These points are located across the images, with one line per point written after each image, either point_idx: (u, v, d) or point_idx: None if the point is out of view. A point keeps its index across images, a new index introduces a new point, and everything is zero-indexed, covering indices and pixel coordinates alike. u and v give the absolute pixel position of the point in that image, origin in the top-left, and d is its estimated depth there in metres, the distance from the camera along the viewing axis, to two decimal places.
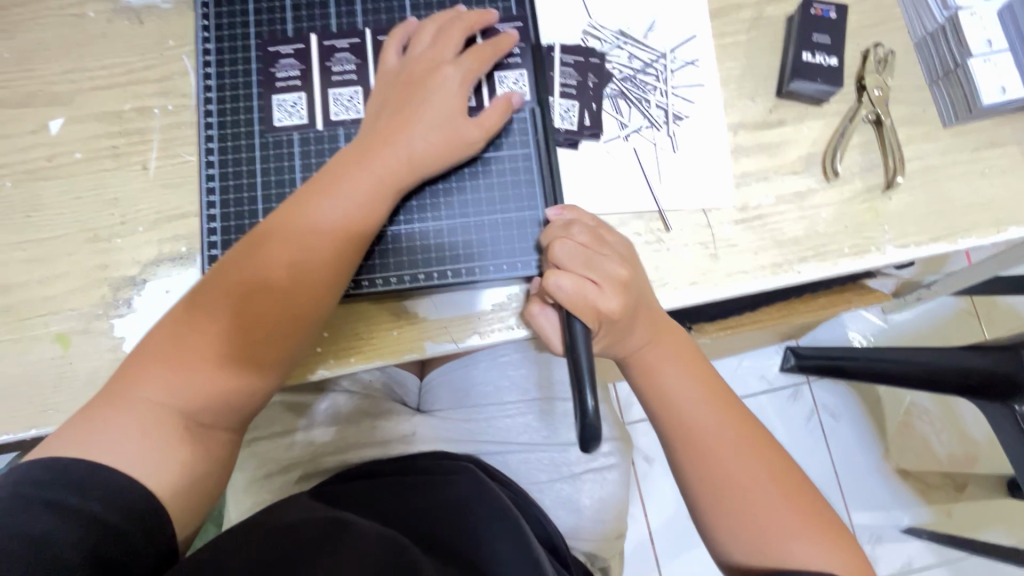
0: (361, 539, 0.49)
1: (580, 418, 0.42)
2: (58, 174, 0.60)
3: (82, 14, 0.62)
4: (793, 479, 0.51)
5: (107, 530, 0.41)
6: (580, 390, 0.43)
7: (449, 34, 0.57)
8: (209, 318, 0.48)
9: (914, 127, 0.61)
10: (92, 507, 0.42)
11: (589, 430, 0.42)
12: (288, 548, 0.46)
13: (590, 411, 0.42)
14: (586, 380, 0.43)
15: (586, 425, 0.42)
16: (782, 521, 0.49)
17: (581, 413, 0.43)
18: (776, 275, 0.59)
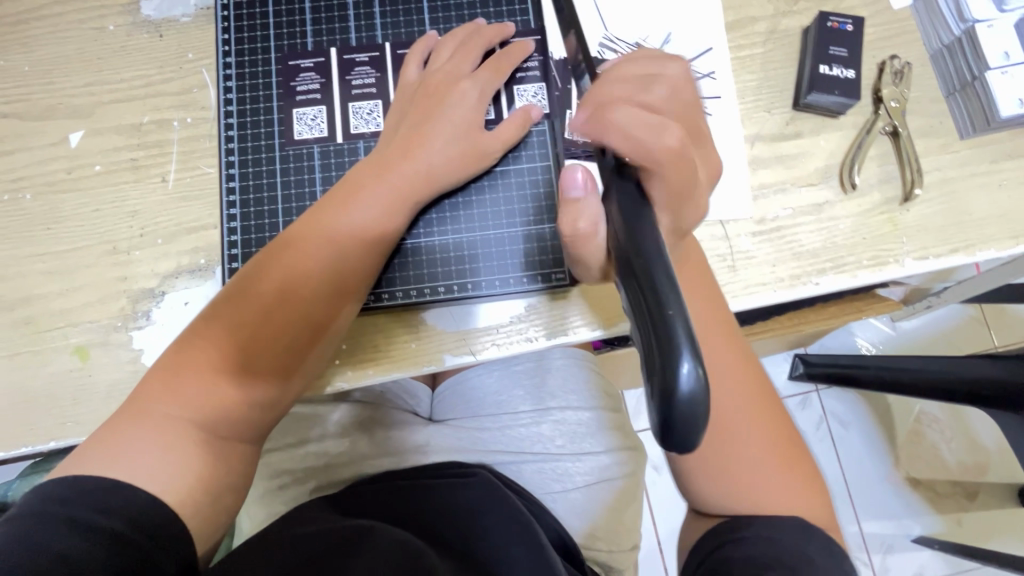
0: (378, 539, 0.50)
1: (668, 398, 0.23)
2: (77, 187, 0.60)
3: (102, 28, 0.63)
4: (767, 419, 0.50)
5: (131, 549, 0.41)
6: (666, 352, 0.24)
7: (467, 49, 0.57)
8: (227, 332, 0.48)
9: (931, 139, 0.61)
10: (114, 525, 0.41)
11: (682, 415, 0.23)
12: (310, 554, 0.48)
13: (687, 387, 0.23)
14: (679, 332, 0.24)
15: (678, 411, 0.23)
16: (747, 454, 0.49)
17: (668, 391, 0.23)
18: (795, 287, 0.59)
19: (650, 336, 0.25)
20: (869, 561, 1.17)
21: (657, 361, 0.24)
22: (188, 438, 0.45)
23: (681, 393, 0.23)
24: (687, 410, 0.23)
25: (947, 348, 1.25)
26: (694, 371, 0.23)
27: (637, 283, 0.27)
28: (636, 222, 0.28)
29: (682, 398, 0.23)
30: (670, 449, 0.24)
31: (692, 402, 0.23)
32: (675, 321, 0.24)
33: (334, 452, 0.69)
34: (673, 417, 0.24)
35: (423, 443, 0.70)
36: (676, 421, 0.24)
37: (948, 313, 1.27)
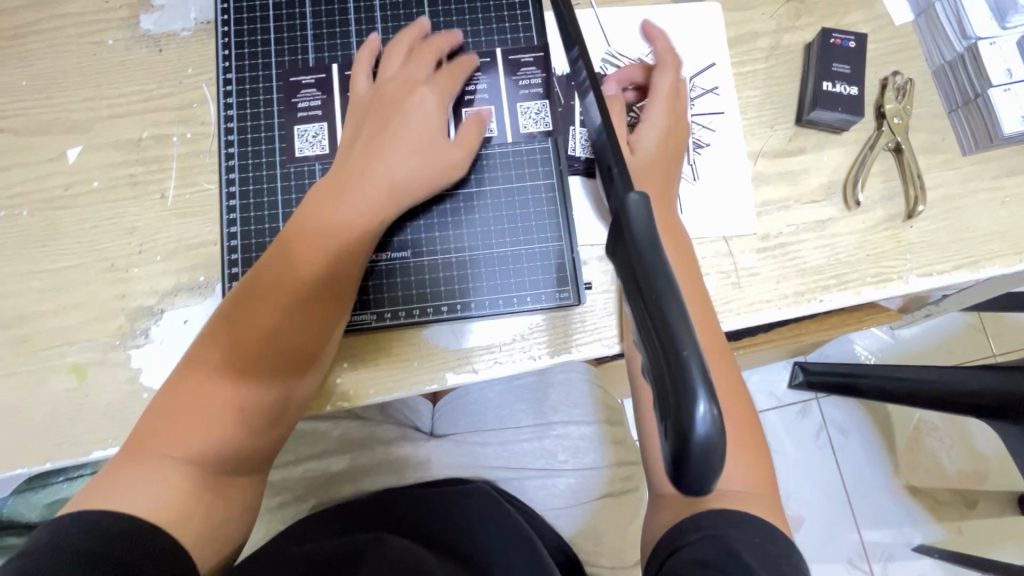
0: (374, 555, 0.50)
1: (684, 443, 0.23)
2: (75, 203, 0.59)
3: (100, 42, 0.62)
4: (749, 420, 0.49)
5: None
6: (680, 395, 0.24)
7: (418, 57, 0.56)
8: (212, 364, 0.47)
9: (934, 155, 0.61)
10: (123, 555, 0.38)
11: (698, 459, 0.23)
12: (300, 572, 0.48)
13: (702, 431, 0.23)
14: (693, 374, 0.24)
15: (694, 455, 0.23)
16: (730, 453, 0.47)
17: (684, 435, 0.23)
18: (799, 304, 0.58)
19: (665, 378, 0.25)
20: (870, 569, 1.16)
21: (672, 404, 0.24)
22: (193, 463, 0.45)
23: (697, 436, 0.23)
24: (703, 453, 0.23)
25: (947, 357, 1.25)
26: (707, 415, 0.23)
27: (648, 320, 0.26)
28: (648, 251, 0.28)
29: (698, 440, 0.23)
30: (685, 490, 0.25)
31: (708, 445, 0.23)
32: (688, 363, 0.24)
33: (334, 469, 0.68)
34: (689, 460, 0.24)
35: (424, 460, 0.69)
36: (692, 464, 0.24)
37: (948, 321, 1.27)
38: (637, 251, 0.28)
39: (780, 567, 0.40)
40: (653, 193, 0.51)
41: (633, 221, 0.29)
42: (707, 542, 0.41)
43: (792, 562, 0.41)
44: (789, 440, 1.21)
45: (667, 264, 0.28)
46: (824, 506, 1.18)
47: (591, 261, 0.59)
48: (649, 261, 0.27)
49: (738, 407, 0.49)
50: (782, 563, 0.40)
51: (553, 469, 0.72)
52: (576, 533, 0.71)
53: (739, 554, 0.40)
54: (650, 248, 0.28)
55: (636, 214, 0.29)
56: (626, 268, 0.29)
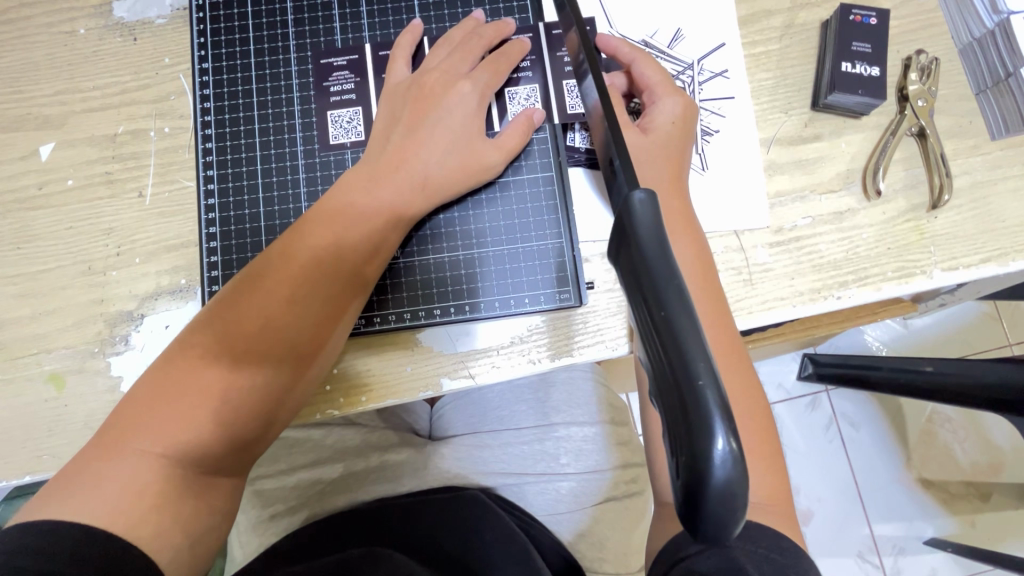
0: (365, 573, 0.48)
1: (700, 486, 0.20)
2: (49, 203, 0.56)
3: (72, 31, 0.59)
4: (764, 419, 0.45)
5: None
6: (696, 431, 0.21)
7: (467, 46, 0.53)
8: (207, 360, 0.44)
9: (960, 140, 0.57)
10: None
11: (715, 505, 0.20)
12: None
13: (722, 473, 0.20)
14: (711, 407, 0.21)
15: (710, 500, 0.21)
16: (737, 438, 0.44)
17: (700, 478, 0.20)
18: (815, 301, 0.55)
19: (676, 408, 0.21)
20: (881, 564, 1.13)
21: (686, 441, 0.21)
22: (164, 478, 0.41)
23: (715, 479, 0.20)
24: (720, 497, 0.20)
25: (963, 347, 1.21)
26: (727, 457, 0.20)
27: (658, 338, 0.23)
28: (658, 257, 0.24)
29: (717, 483, 0.20)
30: (697, 536, 0.22)
31: (728, 489, 0.20)
32: (704, 393, 0.21)
33: (330, 478, 0.66)
34: (705, 505, 0.21)
35: (422, 465, 0.67)
36: (707, 510, 0.21)
37: (963, 311, 1.23)
38: (642, 259, 0.25)
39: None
40: (666, 178, 0.48)
41: (637, 223, 0.25)
42: (713, 553, 0.38)
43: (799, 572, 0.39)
44: (799, 434, 1.18)
45: (679, 274, 0.24)
46: (834, 501, 1.15)
47: (593, 258, 0.56)
48: (656, 271, 0.24)
49: (753, 409, 0.45)
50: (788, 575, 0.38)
51: (555, 473, 0.69)
52: (577, 538, 0.67)
53: (744, 567, 0.37)
54: (659, 255, 0.25)
55: (641, 216, 0.25)
56: (629, 275, 0.25)
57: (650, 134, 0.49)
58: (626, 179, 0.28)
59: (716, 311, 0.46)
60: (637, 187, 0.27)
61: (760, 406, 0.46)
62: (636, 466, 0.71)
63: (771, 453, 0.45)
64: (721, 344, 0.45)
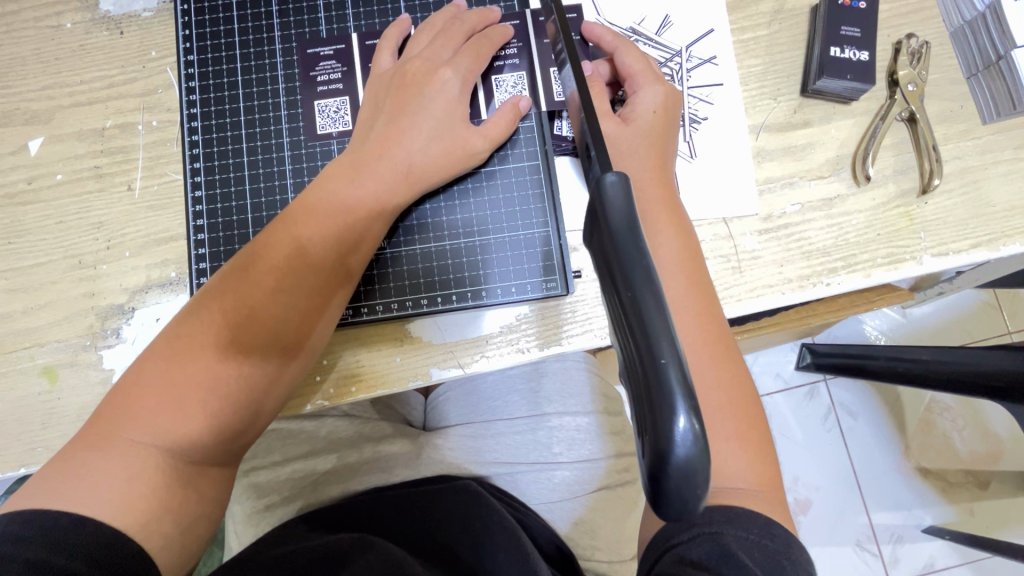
0: (362, 558, 0.48)
1: (662, 464, 0.21)
2: (39, 198, 0.56)
3: (59, 26, 0.59)
4: (752, 405, 0.45)
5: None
6: (658, 409, 0.21)
7: (450, 33, 0.53)
8: (194, 349, 0.44)
9: (950, 125, 0.57)
10: (76, 567, 0.37)
11: (677, 483, 0.21)
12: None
13: (684, 450, 0.21)
14: (673, 385, 0.21)
15: (672, 477, 0.21)
16: (724, 425, 0.44)
17: (663, 454, 0.21)
18: (804, 288, 0.55)
19: (641, 388, 0.22)
20: (879, 552, 1.14)
21: (650, 420, 0.22)
22: (154, 468, 0.42)
23: (677, 456, 0.21)
24: (683, 472, 0.21)
25: (961, 336, 1.21)
26: (688, 434, 0.21)
27: (625, 319, 0.23)
28: (627, 240, 0.24)
29: (678, 460, 0.21)
30: (661, 512, 0.23)
31: (689, 466, 0.21)
32: (666, 372, 0.21)
33: (323, 469, 0.67)
34: (668, 482, 0.22)
35: (415, 456, 0.67)
36: (670, 486, 0.22)
37: (961, 299, 1.22)
38: (611, 240, 0.25)
39: (779, 566, 0.38)
40: (648, 165, 0.48)
41: (609, 205, 0.25)
42: (703, 541, 0.39)
43: (792, 560, 0.39)
44: (795, 423, 1.18)
45: (648, 256, 0.24)
46: (832, 490, 1.15)
47: (581, 247, 0.56)
48: (625, 253, 0.24)
49: (739, 394, 0.45)
50: (781, 562, 0.39)
51: (549, 462, 0.69)
52: (571, 527, 0.68)
53: (736, 554, 0.38)
54: (629, 238, 0.25)
55: (612, 198, 0.25)
56: (600, 257, 0.26)
57: (631, 124, 0.49)
58: (599, 161, 0.28)
59: (701, 297, 0.46)
60: (609, 170, 0.27)
61: (746, 393, 0.46)
62: (629, 456, 0.71)
63: (761, 440, 0.45)
64: (708, 329, 0.45)
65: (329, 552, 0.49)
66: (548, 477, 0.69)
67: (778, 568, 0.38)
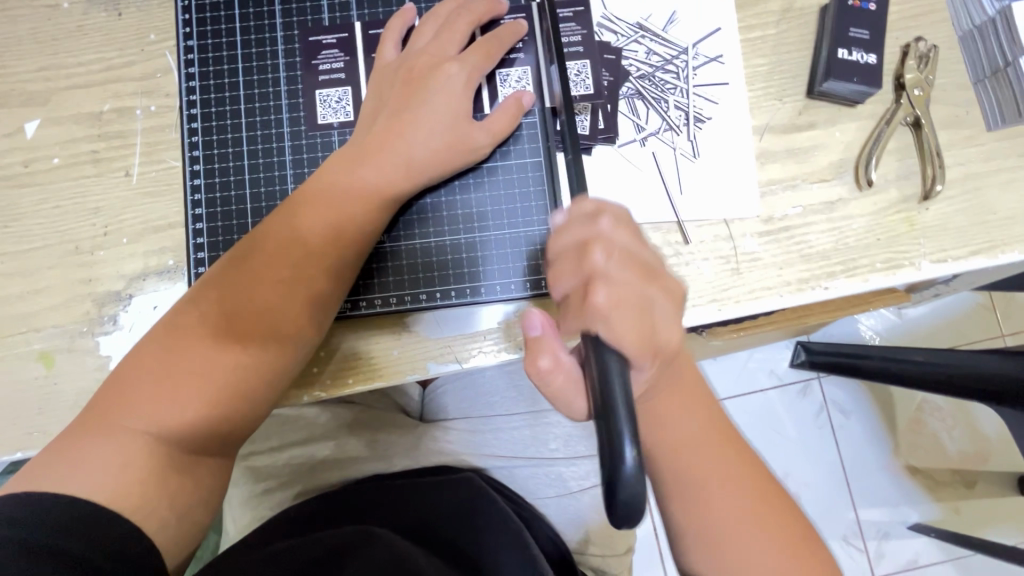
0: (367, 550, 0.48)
1: (614, 480, 0.32)
2: (35, 181, 0.56)
3: (55, 5, 0.57)
4: (760, 478, 0.47)
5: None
6: (614, 444, 0.32)
7: (455, 26, 0.52)
8: (191, 342, 0.44)
9: (955, 131, 0.57)
10: (74, 548, 0.38)
11: (627, 492, 0.32)
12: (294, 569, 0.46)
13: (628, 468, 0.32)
14: (623, 428, 0.32)
15: (622, 486, 0.32)
16: (739, 514, 0.45)
17: (615, 469, 0.32)
18: (801, 291, 0.55)
19: (604, 428, 0.33)
20: (865, 547, 1.16)
21: (608, 442, 0.33)
22: (150, 456, 0.42)
23: (624, 476, 0.32)
24: (629, 489, 0.32)
25: (955, 338, 1.22)
26: (632, 461, 0.31)
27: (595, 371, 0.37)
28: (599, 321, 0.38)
29: (624, 474, 0.32)
30: (616, 514, 0.32)
31: (630, 484, 0.32)
32: (619, 418, 0.33)
33: (319, 457, 0.67)
34: (619, 494, 0.32)
35: (412, 446, 0.68)
36: (619, 496, 0.32)
37: (957, 301, 1.23)
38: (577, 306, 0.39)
39: None
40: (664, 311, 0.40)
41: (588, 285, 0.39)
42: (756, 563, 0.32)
43: None
44: (788, 419, 1.19)
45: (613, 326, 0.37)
46: (821, 487, 1.17)
47: None
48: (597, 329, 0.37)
49: (747, 474, 0.46)
50: None
51: (544, 457, 0.70)
52: (563, 520, 0.69)
53: None
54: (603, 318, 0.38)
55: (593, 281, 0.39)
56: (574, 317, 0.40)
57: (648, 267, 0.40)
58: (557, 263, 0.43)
59: (690, 401, 0.46)
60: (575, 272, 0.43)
61: (753, 473, 0.47)
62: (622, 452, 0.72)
63: (778, 512, 0.46)
64: (701, 428, 0.46)
65: (334, 542, 0.50)
66: (544, 473, 0.70)
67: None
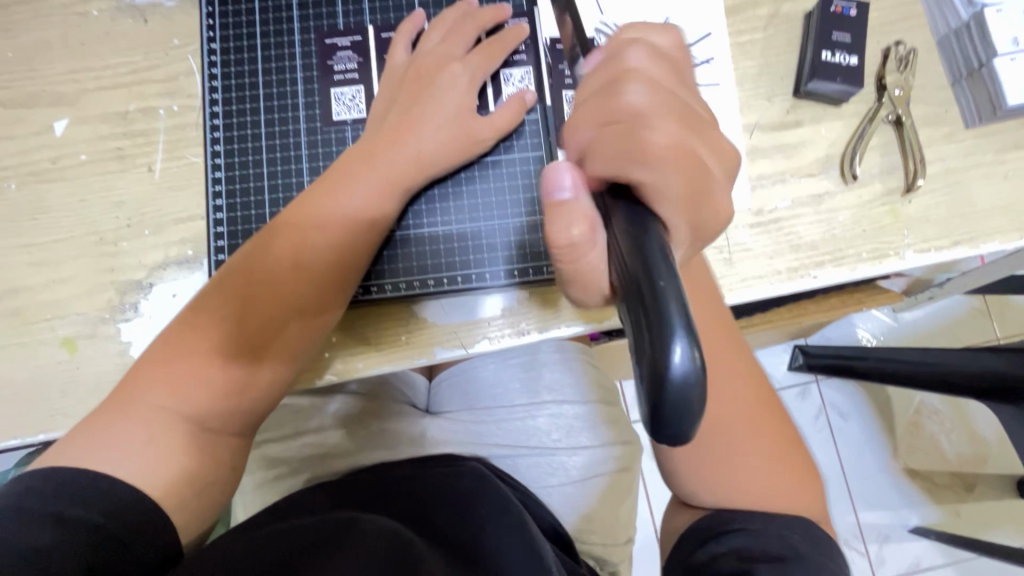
0: (364, 538, 0.46)
1: (656, 382, 0.20)
2: (62, 176, 0.59)
3: (85, 12, 0.61)
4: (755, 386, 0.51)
5: (106, 539, 0.39)
6: (656, 336, 0.21)
7: (463, 29, 0.56)
8: (212, 320, 0.47)
9: (935, 128, 0.60)
10: (89, 517, 0.40)
11: (670, 397, 0.20)
12: (287, 553, 0.44)
13: (680, 369, 0.20)
14: (671, 313, 0.21)
15: (670, 398, 0.21)
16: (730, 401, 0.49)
17: (658, 374, 0.21)
18: (792, 280, 0.57)
19: (637, 317, 0.22)
20: (865, 551, 1.16)
21: (645, 341, 0.21)
22: (174, 432, 0.44)
23: (670, 376, 0.20)
24: (677, 397, 0.20)
25: (950, 340, 1.24)
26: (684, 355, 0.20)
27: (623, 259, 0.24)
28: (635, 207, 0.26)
29: (674, 380, 0.20)
30: (659, 440, 0.22)
31: (683, 390, 0.20)
32: (664, 298, 0.21)
33: (330, 444, 0.69)
34: (659, 402, 0.21)
35: (417, 437, 0.69)
36: (660, 402, 0.21)
37: (952, 305, 1.25)
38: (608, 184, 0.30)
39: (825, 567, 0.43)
40: (699, 189, 0.32)
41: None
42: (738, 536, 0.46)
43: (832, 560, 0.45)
44: (786, 419, 1.21)
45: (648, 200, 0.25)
46: (820, 487, 1.18)
47: None
48: None
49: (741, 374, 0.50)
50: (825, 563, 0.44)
51: (547, 447, 0.72)
52: (566, 510, 0.70)
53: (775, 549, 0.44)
54: None
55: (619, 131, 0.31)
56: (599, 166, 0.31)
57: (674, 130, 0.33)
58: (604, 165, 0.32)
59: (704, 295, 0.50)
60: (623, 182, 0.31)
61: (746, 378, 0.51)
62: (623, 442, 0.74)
63: (764, 415, 0.50)
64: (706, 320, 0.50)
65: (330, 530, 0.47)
66: (547, 462, 0.71)
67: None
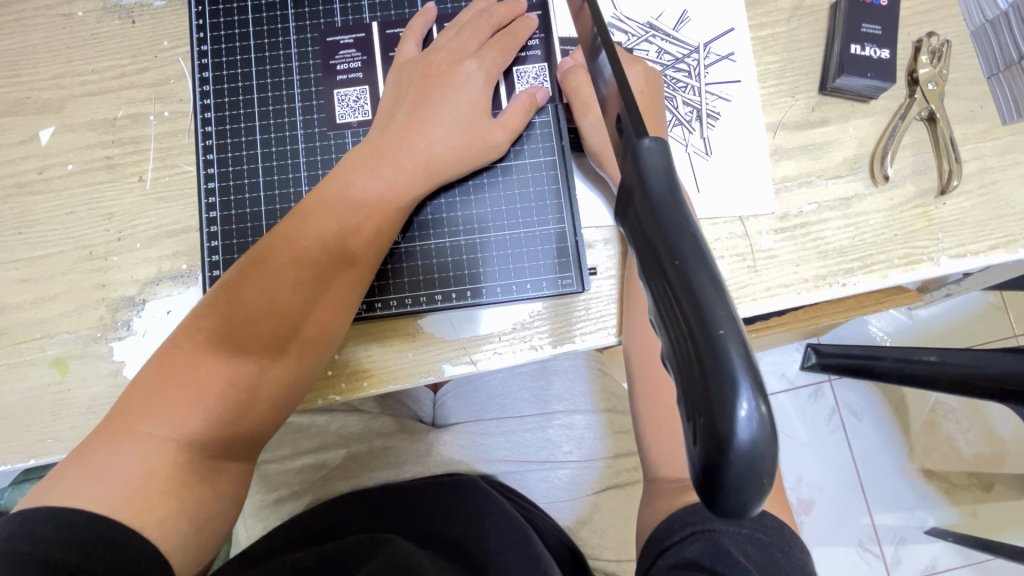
0: None
1: (721, 451, 0.18)
2: (49, 188, 0.56)
3: (70, 14, 0.58)
4: None
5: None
6: (717, 393, 0.18)
7: (475, 26, 0.53)
8: (207, 343, 0.44)
9: (970, 125, 0.56)
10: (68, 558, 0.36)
11: (740, 464, 0.18)
12: None
13: (746, 435, 0.18)
14: (734, 361, 0.18)
15: (733, 470, 0.18)
16: None
17: (721, 444, 0.18)
18: (819, 288, 0.54)
19: (693, 371, 0.19)
20: (881, 553, 1.13)
21: (704, 402, 0.19)
22: (168, 462, 0.41)
23: (739, 441, 0.18)
24: (745, 463, 0.18)
25: (969, 338, 1.20)
26: (753, 417, 0.18)
27: (664, 280, 0.21)
28: (667, 206, 0.22)
29: (740, 448, 0.18)
30: (719, 511, 0.20)
31: (753, 452, 0.18)
32: (726, 346, 0.18)
33: (333, 463, 0.67)
34: (726, 472, 0.18)
35: (422, 452, 0.66)
36: (728, 473, 0.18)
37: (970, 302, 1.22)
38: (627, 158, 0.24)
39: (773, 560, 0.37)
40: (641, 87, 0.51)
41: (647, 171, 0.23)
42: (697, 540, 0.39)
43: (786, 551, 0.38)
44: (801, 422, 1.18)
45: (693, 223, 0.22)
46: (836, 492, 1.15)
47: (595, 244, 0.55)
48: (655, 191, 0.22)
49: None
50: (774, 556, 0.37)
51: (559, 460, 0.69)
52: (578, 526, 0.67)
53: (730, 551, 0.37)
54: (670, 202, 0.22)
55: (630, 96, 0.26)
56: (618, 146, 0.27)
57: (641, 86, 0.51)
58: (629, 119, 0.25)
59: None
60: (646, 135, 0.24)
61: None
62: (637, 455, 0.71)
63: None
64: None
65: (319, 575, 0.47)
66: (559, 476, 0.68)
67: (772, 562, 0.37)
